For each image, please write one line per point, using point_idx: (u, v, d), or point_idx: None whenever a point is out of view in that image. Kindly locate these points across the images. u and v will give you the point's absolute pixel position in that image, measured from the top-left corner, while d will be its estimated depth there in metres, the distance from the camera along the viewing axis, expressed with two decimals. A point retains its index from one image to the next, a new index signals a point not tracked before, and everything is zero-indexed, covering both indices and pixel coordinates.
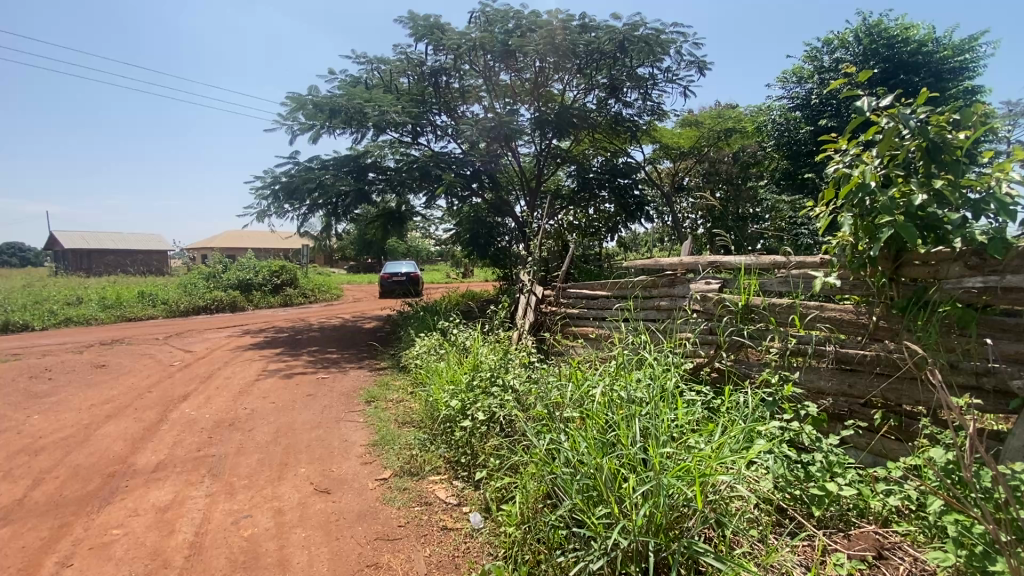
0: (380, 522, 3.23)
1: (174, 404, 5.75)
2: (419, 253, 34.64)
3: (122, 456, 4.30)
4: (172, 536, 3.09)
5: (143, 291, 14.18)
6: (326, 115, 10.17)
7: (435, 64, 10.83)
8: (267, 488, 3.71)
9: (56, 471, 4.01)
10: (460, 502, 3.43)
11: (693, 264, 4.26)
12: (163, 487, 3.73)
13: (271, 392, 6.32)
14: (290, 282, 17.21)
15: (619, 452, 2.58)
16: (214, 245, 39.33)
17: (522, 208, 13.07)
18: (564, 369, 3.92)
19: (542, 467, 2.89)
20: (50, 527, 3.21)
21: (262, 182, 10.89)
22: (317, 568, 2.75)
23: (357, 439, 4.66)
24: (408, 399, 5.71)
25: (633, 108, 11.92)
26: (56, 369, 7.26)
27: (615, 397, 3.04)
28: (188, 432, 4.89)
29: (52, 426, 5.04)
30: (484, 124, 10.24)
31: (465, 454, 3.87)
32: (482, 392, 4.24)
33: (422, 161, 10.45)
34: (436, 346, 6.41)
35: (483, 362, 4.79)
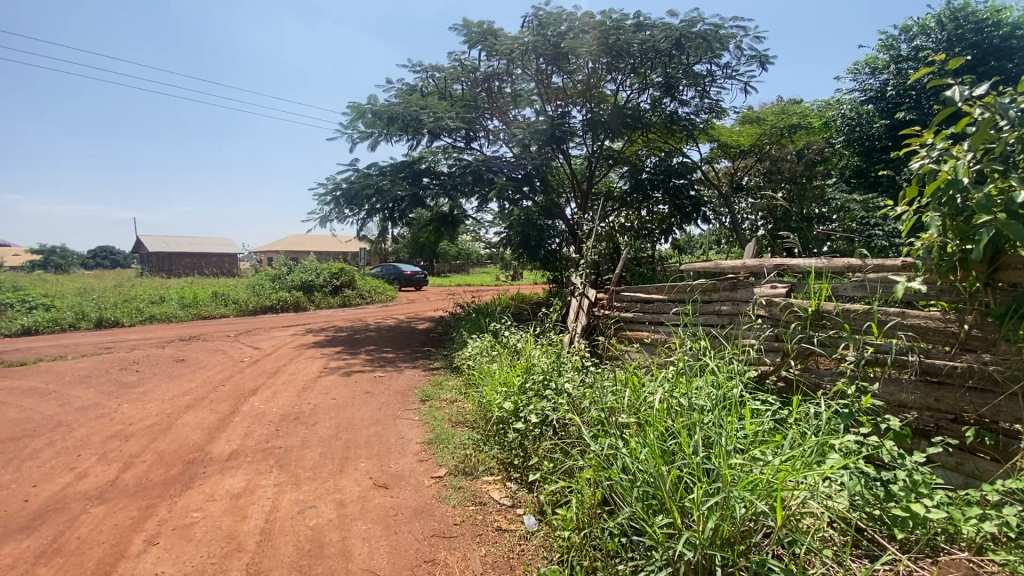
0: (436, 519, 3.28)
1: (245, 397, 6.12)
2: (470, 256, 35.35)
3: (200, 444, 4.62)
4: (245, 521, 3.28)
5: (217, 291, 15.26)
6: (384, 123, 10.54)
7: (488, 69, 10.96)
8: (330, 480, 3.87)
9: (143, 456, 4.36)
10: (514, 503, 3.44)
11: (758, 268, 4.10)
12: (236, 475, 3.98)
13: (332, 389, 6.58)
14: (349, 284, 17.95)
15: (680, 461, 2.49)
16: (279, 249, 41.73)
17: (573, 210, 13.02)
18: (620, 374, 3.84)
19: (598, 473, 2.86)
20: (139, 507, 3.50)
21: (324, 189, 11.44)
22: (377, 561, 2.84)
23: (413, 437, 4.77)
24: (461, 399, 5.79)
25: (690, 107, 11.57)
26: (143, 361, 7.93)
27: (675, 404, 2.95)
28: (257, 425, 5.18)
29: (139, 414, 5.50)
30: (536, 127, 10.31)
31: (518, 456, 3.88)
32: (535, 395, 4.23)
33: (475, 165, 10.61)
34: (488, 347, 6.48)
35: (535, 363, 4.78)
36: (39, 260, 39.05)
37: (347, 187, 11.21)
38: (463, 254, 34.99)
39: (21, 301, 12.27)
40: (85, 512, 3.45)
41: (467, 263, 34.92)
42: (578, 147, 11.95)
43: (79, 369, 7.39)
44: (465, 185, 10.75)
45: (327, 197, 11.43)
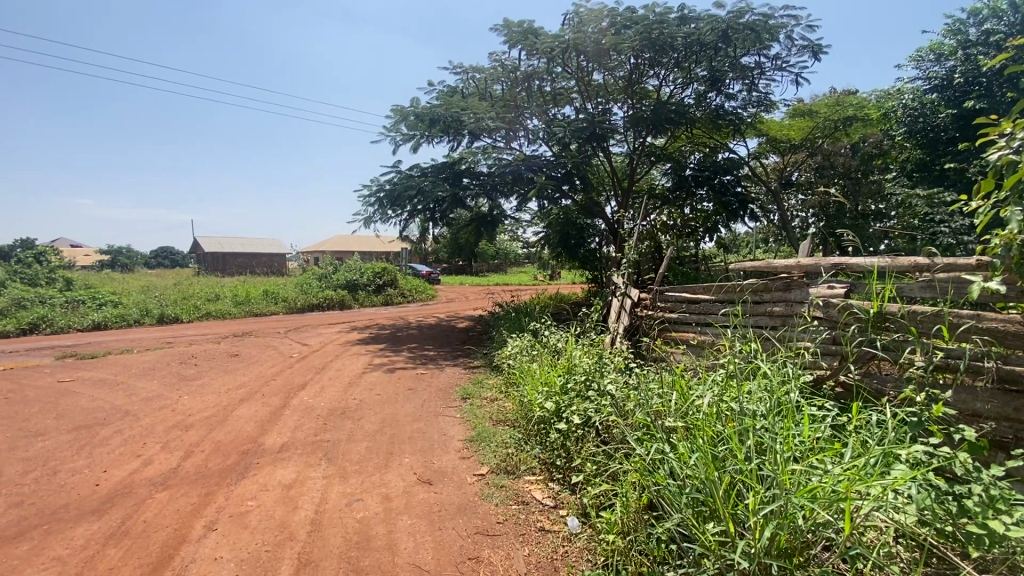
0: (479, 517, 3.30)
1: (294, 392, 6.36)
2: (508, 256, 35.49)
3: (253, 436, 4.82)
4: (296, 512, 3.40)
5: (268, 289, 15.91)
6: (425, 124, 10.72)
7: (528, 68, 10.93)
8: (376, 474, 3.96)
9: (202, 445, 4.60)
10: (557, 505, 3.41)
11: (813, 267, 3.93)
12: (287, 466, 4.13)
13: (376, 385, 6.74)
14: (391, 283, 18.35)
15: (733, 467, 2.40)
16: (325, 250, 43.21)
17: (614, 208, 12.85)
18: (666, 377, 3.74)
19: (644, 477, 2.80)
20: (198, 494, 3.68)
21: (368, 191, 11.73)
22: (422, 556, 2.88)
23: (455, 434, 4.82)
24: (501, 398, 5.80)
25: (737, 100, 11.17)
26: (201, 356, 8.36)
27: (725, 409, 2.84)
28: (306, 418, 5.36)
29: (198, 405, 5.80)
30: (576, 125, 10.22)
31: (561, 457, 3.84)
32: (577, 395, 4.18)
33: (514, 164, 10.63)
34: (528, 347, 6.47)
35: (577, 363, 4.72)
36: (108, 260, 41.83)
37: (390, 188, 11.46)
38: (501, 254, 35.20)
39: (92, 298, 13.17)
40: (151, 497, 3.66)
41: (505, 263, 35.07)
42: (618, 144, 11.77)
43: (144, 362, 7.87)
44: (506, 184, 10.93)
45: (371, 198, 11.72)
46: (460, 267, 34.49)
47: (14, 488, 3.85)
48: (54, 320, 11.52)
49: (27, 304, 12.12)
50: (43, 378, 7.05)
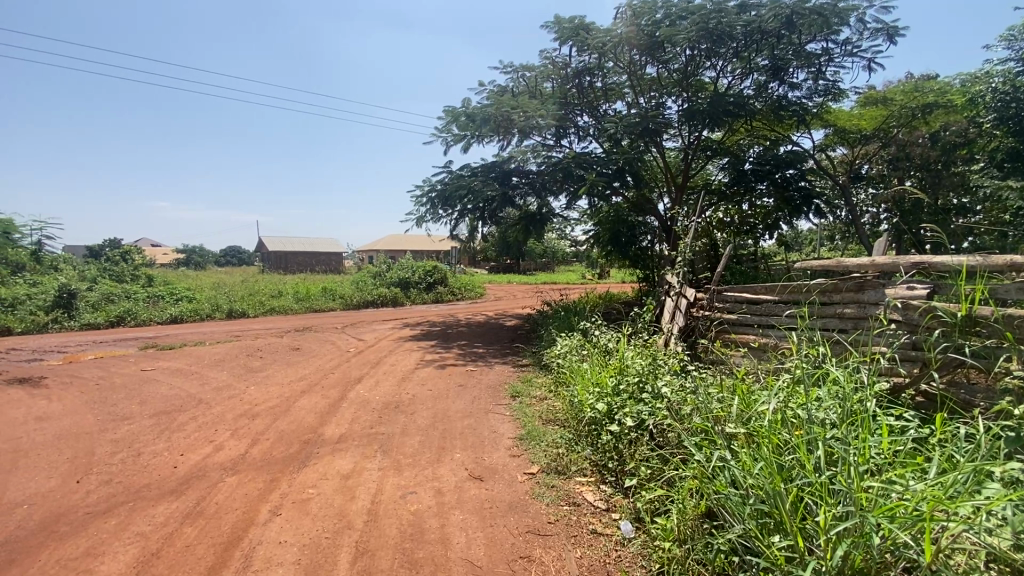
0: (530, 516, 3.29)
1: (351, 385, 6.61)
2: (556, 254, 35.39)
3: (314, 427, 5.05)
4: (354, 501, 3.52)
5: (326, 286, 16.61)
6: (476, 125, 10.85)
7: (579, 65, 10.82)
8: (428, 468, 4.04)
9: (267, 434, 4.86)
10: (609, 508, 3.35)
11: (891, 265, 3.65)
12: (345, 457, 4.29)
13: (427, 380, 6.88)
14: (442, 281, 18.71)
15: (801, 479, 2.27)
16: (379, 249, 44.72)
17: (667, 205, 12.52)
18: (725, 381, 3.58)
19: (704, 484, 2.71)
20: (263, 480, 3.89)
21: (420, 191, 12.01)
22: (474, 551, 2.90)
23: (505, 432, 4.83)
24: (551, 397, 5.77)
25: (801, 90, 10.60)
26: (266, 349, 8.85)
27: (791, 417, 2.68)
28: (362, 411, 5.54)
29: (264, 396, 6.14)
30: (629, 121, 10.01)
31: (613, 459, 3.76)
32: (630, 398, 4.08)
33: (565, 162, 10.36)
34: (578, 346, 6.40)
35: (630, 364, 4.61)
36: (183, 259, 45.09)
37: (441, 188, 11.66)
38: (548, 253, 35.19)
39: (170, 294, 14.22)
40: (222, 481, 3.90)
41: (553, 263, 34.97)
42: (672, 139, 11.43)
43: (215, 354, 8.42)
44: (555, 182, 10.79)
45: (423, 198, 11.98)
46: (508, 266, 34.66)
47: (105, 467, 4.21)
48: (137, 313, 12.53)
49: (115, 299, 13.25)
50: (128, 366, 7.68)
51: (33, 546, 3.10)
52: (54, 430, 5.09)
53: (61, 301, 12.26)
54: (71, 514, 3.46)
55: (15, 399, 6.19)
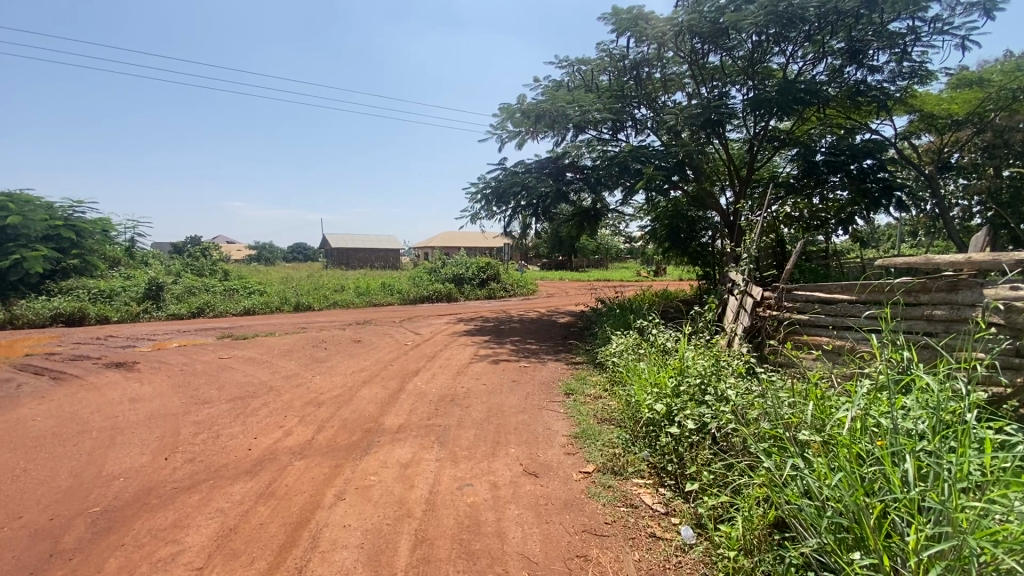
0: (586, 515, 3.25)
1: (409, 377, 6.80)
2: (610, 250, 34.95)
3: (374, 416, 5.24)
4: (413, 490, 3.62)
5: (385, 282, 17.19)
6: (531, 121, 10.83)
7: (637, 56, 10.56)
8: (484, 461, 4.09)
9: (332, 421, 5.09)
10: (668, 511, 3.25)
11: (990, 263, 3.28)
12: (404, 447, 4.42)
13: (482, 375, 6.98)
14: (495, 277, 18.89)
15: (887, 494, 2.10)
16: (434, 245, 45.82)
17: (729, 199, 12.01)
18: (796, 385, 3.38)
19: (773, 493, 2.57)
20: (328, 465, 4.07)
21: (475, 188, 12.15)
22: (530, 547, 2.90)
23: (559, 429, 4.81)
24: (606, 396, 5.68)
25: (882, 73, 9.82)
26: (329, 340, 9.28)
27: (872, 425, 2.49)
28: (419, 403, 5.69)
29: (328, 385, 6.45)
30: (690, 112, 9.63)
31: (672, 462, 3.65)
32: (691, 399, 3.93)
33: (621, 156, 10.12)
34: (635, 345, 6.25)
35: (690, 364, 4.45)
36: (255, 255, 48.15)
37: (496, 185, 11.70)
38: (602, 248, 34.76)
39: (244, 288, 15.19)
40: (291, 464, 4.13)
41: (606, 259, 34.39)
42: (735, 130, 10.92)
43: (284, 344, 8.92)
44: (610, 177, 10.46)
45: (478, 196, 12.10)
46: (560, 263, 34.45)
47: (189, 446, 4.57)
48: (215, 305, 13.50)
49: (196, 291, 14.34)
50: (208, 354, 8.28)
51: (128, 515, 3.41)
52: (145, 411, 5.58)
53: (150, 293, 13.40)
54: (160, 488, 3.78)
55: (113, 381, 6.84)
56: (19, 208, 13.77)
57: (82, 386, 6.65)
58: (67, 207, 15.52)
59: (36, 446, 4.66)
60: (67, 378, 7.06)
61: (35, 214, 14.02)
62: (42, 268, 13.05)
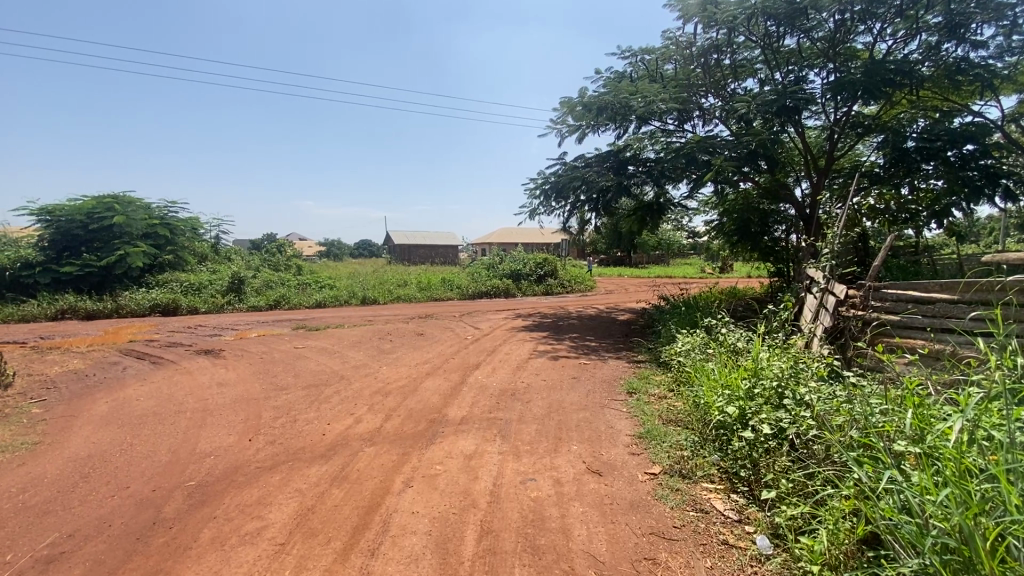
0: (653, 517, 3.17)
1: (470, 370, 6.92)
2: (672, 246, 33.88)
3: (438, 407, 5.37)
4: (477, 481, 3.68)
5: (445, 277, 17.59)
6: (593, 114, 10.66)
7: (705, 43, 10.11)
8: (547, 457, 4.08)
9: (398, 411, 5.28)
10: (742, 519, 3.10)
11: None
12: (467, 438, 4.49)
13: (542, 370, 6.98)
14: (552, 273, 18.82)
15: (1004, 516, 1.89)
16: (493, 242, 46.38)
17: (804, 191, 11.30)
18: (889, 392, 3.11)
19: (866, 506, 2.39)
20: (396, 453, 4.22)
21: (534, 184, 12.13)
22: (597, 546, 2.86)
23: (622, 428, 4.70)
24: (671, 397, 5.49)
25: (988, 49, 8.83)
26: (394, 333, 9.61)
27: (985, 438, 2.25)
28: (481, 396, 5.77)
29: (394, 376, 6.69)
30: (763, 98, 9.11)
31: (745, 468, 3.47)
32: (767, 403, 3.72)
33: (687, 148, 9.78)
34: (702, 345, 6.01)
35: (766, 365, 4.21)
36: (324, 252, 50.84)
37: (555, 179, 11.63)
38: (663, 244, 33.78)
39: (315, 282, 16.05)
40: (362, 450, 4.32)
41: (667, 255, 33.38)
42: (812, 117, 10.22)
43: (353, 335, 9.34)
44: (675, 169, 10.17)
45: (537, 191, 12.08)
46: (619, 259, 33.82)
47: (270, 429, 4.89)
48: (290, 298, 14.36)
49: (273, 285, 15.33)
50: (285, 344, 8.83)
51: (218, 490, 3.70)
52: (231, 395, 6.03)
53: (233, 285, 14.46)
54: (246, 467, 4.08)
55: (203, 366, 7.44)
56: (124, 209, 15.28)
57: (177, 370, 7.29)
58: (163, 206, 17.01)
59: (140, 423, 5.15)
60: (165, 362, 7.76)
61: (137, 214, 15.50)
62: (142, 263, 14.41)
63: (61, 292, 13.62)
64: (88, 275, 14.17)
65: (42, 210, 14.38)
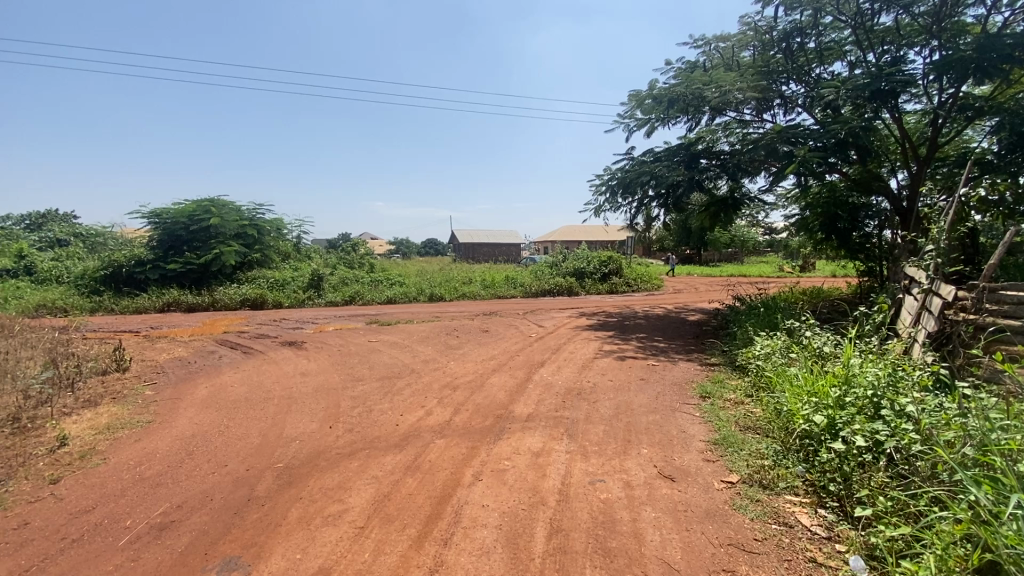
0: (731, 528, 3.02)
1: (535, 368, 6.93)
2: (746, 244, 32.18)
3: (504, 404, 5.43)
4: (546, 479, 3.68)
5: (509, 275, 17.76)
6: (663, 107, 10.33)
7: (787, 26, 9.49)
8: (616, 459, 4.01)
9: (466, 405, 5.40)
10: (832, 537, 2.88)
11: None
12: (534, 436, 4.51)
13: (608, 370, 6.86)
14: (617, 271, 18.47)
15: None
16: (556, 240, 46.26)
17: (900, 182, 10.35)
18: (1012, 408, 2.79)
19: (986, 532, 2.15)
20: (465, 446, 4.31)
21: (601, 180, 11.93)
22: (671, 554, 2.77)
23: (696, 433, 4.52)
24: (748, 402, 5.21)
25: None
26: (461, 329, 9.84)
27: None
28: (547, 394, 5.78)
29: (462, 371, 6.84)
30: (854, 82, 8.40)
31: (836, 482, 3.23)
32: (861, 414, 3.43)
33: (767, 138, 9.23)
34: (784, 348, 5.65)
35: (859, 372, 3.88)
36: (393, 250, 53.01)
37: (622, 175, 11.38)
38: (736, 242, 32.15)
39: (386, 279, 16.78)
40: (433, 441, 4.45)
41: (740, 253, 31.77)
42: (911, 101, 9.29)
43: (421, 331, 9.66)
44: (753, 162, 9.64)
45: (603, 187, 11.88)
46: (688, 258, 32.63)
47: (348, 418, 5.16)
48: (363, 295, 15.10)
49: (348, 282, 16.19)
50: (360, 338, 9.29)
51: (303, 473, 3.96)
52: (313, 384, 6.43)
53: (313, 282, 15.42)
54: (327, 452, 4.33)
55: (287, 357, 7.99)
56: (219, 211, 16.70)
57: (265, 360, 7.88)
58: (252, 208, 18.42)
59: (235, 408, 5.62)
60: (254, 353, 8.41)
61: (230, 216, 16.89)
62: (234, 261, 15.70)
63: (167, 287, 15.13)
64: (189, 272, 15.65)
65: (152, 213, 16.03)
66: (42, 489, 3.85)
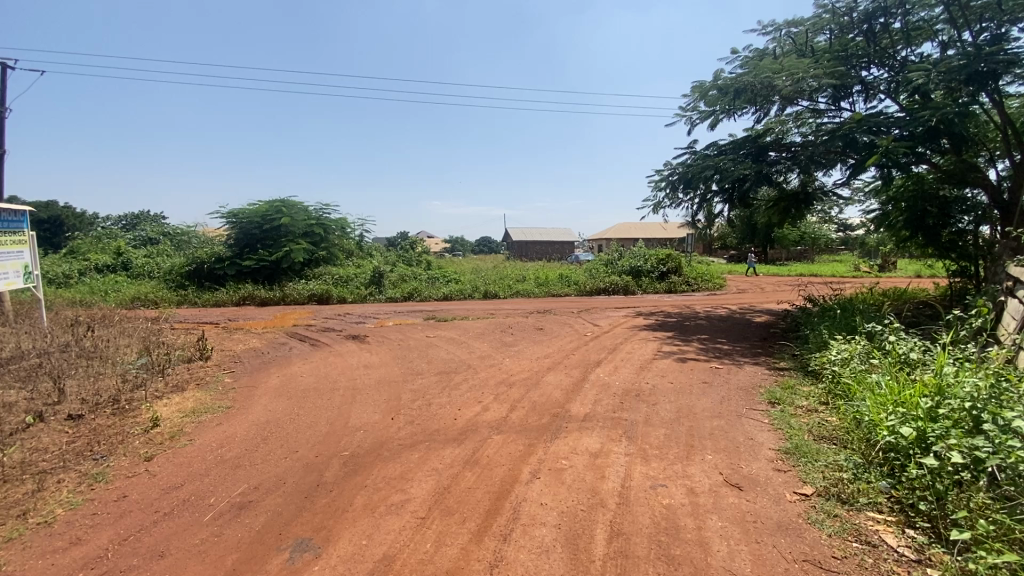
0: (806, 542, 2.84)
1: (591, 367, 6.84)
2: (817, 241, 30.26)
3: (561, 402, 5.40)
4: (604, 480, 3.63)
5: (564, 273, 17.66)
6: (728, 98, 9.88)
7: (870, 6, 8.82)
8: (678, 463, 3.88)
9: (522, 402, 5.41)
10: (923, 560, 2.66)
11: None
12: (592, 436, 4.45)
13: (668, 372, 6.66)
14: (676, 269, 17.91)
15: None
16: (611, 238, 45.54)
17: (999, 173, 9.37)
18: None
19: None
20: (523, 443, 4.32)
21: (660, 175, 11.59)
22: (739, 566, 2.65)
23: (765, 441, 4.29)
24: (822, 410, 4.89)
25: None
26: (516, 326, 9.88)
27: None
28: (604, 394, 5.69)
29: (517, 368, 6.87)
30: (947, 65, 7.66)
31: (927, 500, 2.97)
32: (958, 428, 3.12)
33: (845, 128, 8.62)
34: (863, 354, 5.25)
35: (956, 382, 3.54)
36: (450, 249, 54.18)
37: (683, 170, 10.99)
38: (807, 239, 30.32)
39: (443, 276, 17.15)
40: (490, 437, 4.49)
41: (810, 251, 29.96)
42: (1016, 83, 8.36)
43: (477, 327, 9.79)
44: (828, 153, 9.02)
45: (662, 183, 11.54)
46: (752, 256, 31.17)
47: (408, 410, 5.32)
48: (421, 291, 15.52)
49: (407, 279, 16.69)
50: (418, 333, 9.54)
51: (367, 462, 4.12)
52: (374, 377, 6.67)
53: (374, 279, 16.02)
54: (390, 443, 4.48)
55: (351, 350, 8.34)
56: (289, 211, 17.67)
57: (330, 352, 8.26)
58: (319, 208, 19.36)
59: (304, 397, 5.93)
60: (320, 345, 8.84)
61: (299, 216, 17.85)
62: (302, 258, 16.59)
63: (243, 282, 16.23)
64: (262, 268, 16.69)
65: (231, 213, 17.23)
66: (138, 465, 4.23)
